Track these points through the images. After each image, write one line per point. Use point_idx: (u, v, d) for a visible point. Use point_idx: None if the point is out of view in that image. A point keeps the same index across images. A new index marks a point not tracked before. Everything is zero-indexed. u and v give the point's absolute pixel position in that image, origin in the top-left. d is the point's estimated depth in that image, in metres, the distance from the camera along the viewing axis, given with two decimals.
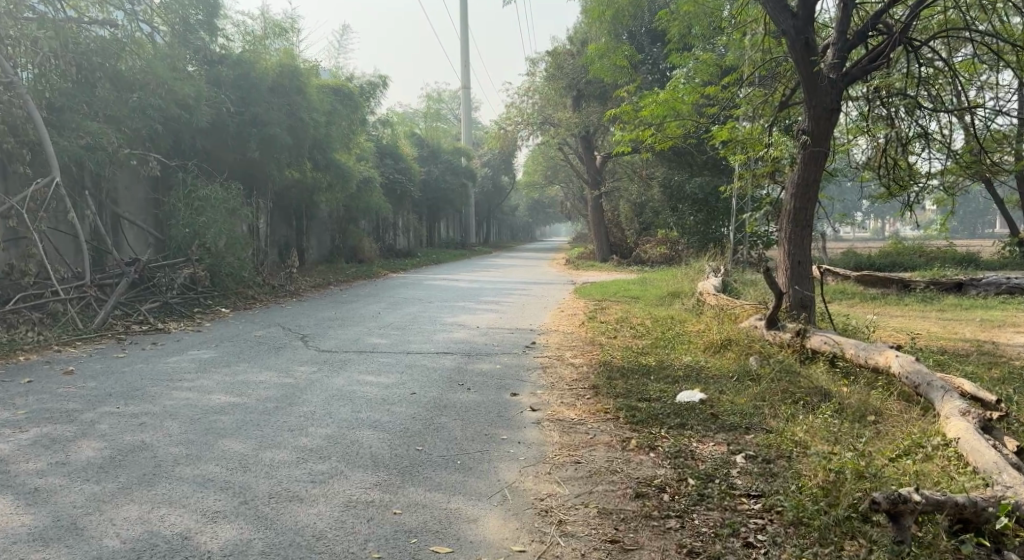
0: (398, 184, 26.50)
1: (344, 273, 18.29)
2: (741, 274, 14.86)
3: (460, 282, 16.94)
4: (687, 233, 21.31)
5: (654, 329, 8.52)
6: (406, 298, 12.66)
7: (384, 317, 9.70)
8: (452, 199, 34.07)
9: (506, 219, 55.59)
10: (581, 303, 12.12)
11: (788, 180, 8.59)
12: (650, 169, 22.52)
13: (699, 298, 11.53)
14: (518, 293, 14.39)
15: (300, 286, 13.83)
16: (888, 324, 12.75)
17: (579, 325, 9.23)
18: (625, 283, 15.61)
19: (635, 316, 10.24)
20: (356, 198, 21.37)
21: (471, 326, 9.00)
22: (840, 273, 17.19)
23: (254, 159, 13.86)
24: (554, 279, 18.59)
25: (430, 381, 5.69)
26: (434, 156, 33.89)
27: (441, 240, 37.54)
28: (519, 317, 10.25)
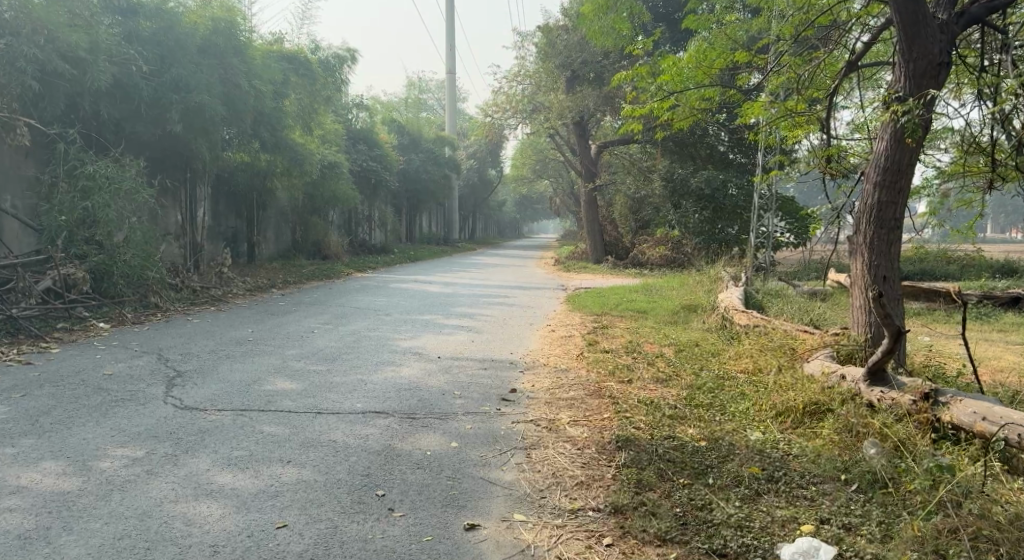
0: (372, 173, 23.96)
1: (299, 271, 15.78)
2: (765, 285, 12.50)
3: (432, 286, 14.47)
4: (692, 233, 18.96)
5: (685, 368, 6.15)
6: (357, 307, 10.19)
7: (316, 340, 7.22)
8: (434, 191, 31.58)
9: (492, 214, 52.95)
10: (579, 320, 9.69)
11: (868, 163, 6.32)
12: (653, 161, 20.14)
13: (727, 316, 9.13)
14: (499, 302, 11.97)
15: (232, 288, 11.34)
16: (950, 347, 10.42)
17: (577, 356, 6.81)
18: (626, 291, 13.24)
19: (651, 342, 7.85)
20: (320, 186, 18.82)
21: (428, 358, 6.54)
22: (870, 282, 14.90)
23: (178, 134, 11.31)
24: (541, 283, 16.23)
25: (325, 487, 3.25)
26: (415, 144, 31.35)
27: (421, 235, 35.00)
28: (497, 340, 7.80)
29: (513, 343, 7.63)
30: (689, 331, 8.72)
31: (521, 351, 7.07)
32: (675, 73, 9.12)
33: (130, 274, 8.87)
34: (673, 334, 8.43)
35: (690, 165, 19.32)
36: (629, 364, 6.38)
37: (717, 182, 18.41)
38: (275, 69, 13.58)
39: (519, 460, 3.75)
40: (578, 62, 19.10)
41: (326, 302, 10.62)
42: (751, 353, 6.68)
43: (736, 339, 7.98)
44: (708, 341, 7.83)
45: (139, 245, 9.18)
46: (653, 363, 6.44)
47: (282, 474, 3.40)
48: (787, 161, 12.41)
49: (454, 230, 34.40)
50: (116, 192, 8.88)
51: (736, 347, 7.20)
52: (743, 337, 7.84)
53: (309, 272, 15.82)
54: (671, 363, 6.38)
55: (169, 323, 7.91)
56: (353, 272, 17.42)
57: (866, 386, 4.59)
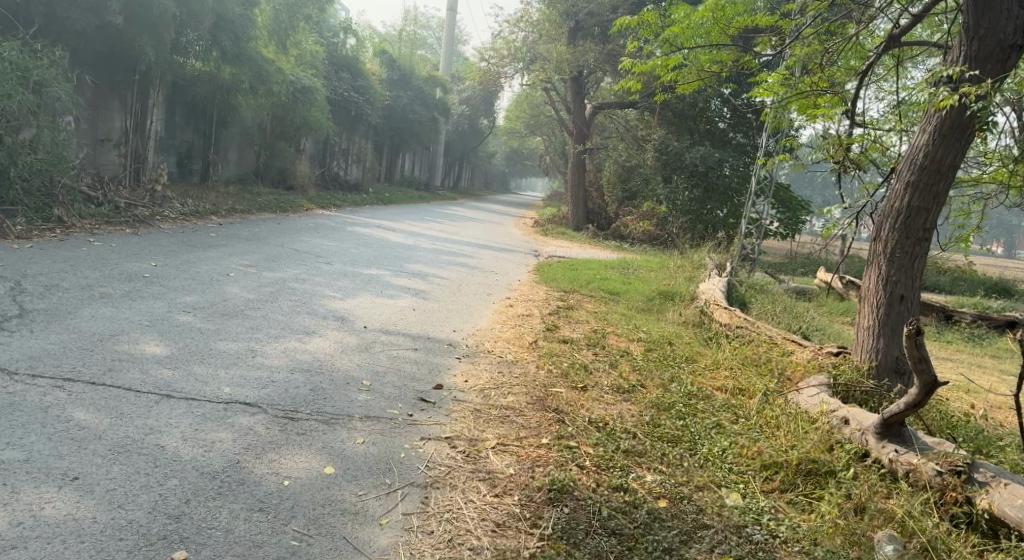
0: (352, 104, 22.48)
1: (252, 200, 14.52)
2: (748, 278, 11.52)
3: (392, 233, 13.27)
4: (680, 211, 17.88)
5: (654, 377, 5.09)
6: (297, 250, 9.00)
7: (225, 287, 6.09)
8: (419, 132, 30.08)
9: (481, 164, 51.34)
10: (544, 296, 8.63)
11: (905, 156, 5.17)
12: (649, 129, 18.95)
13: (709, 313, 8.09)
14: (460, 261, 10.88)
15: (161, 211, 10.17)
16: (952, 364, 9.39)
17: (526, 345, 5.72)
18: (600, 266, 12.20)
19: (620, 335, 6.81)
20: (290, 110, 17.41)
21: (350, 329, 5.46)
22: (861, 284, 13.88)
23: (117, 25, 10.07)
24: (513, 246, 15.11)
25: (81, 543, 2.30)
26: (404, 80, 29.70)
27: (401, 178, 33.57)
28: (443, 312, 6.70)
29: (460, 318, 6.54)
30: (663, 325, 7.71)
31: (465, 331, 6.00)
32: (685, 28, 7.95)
33: (29, 179, 7.82)
34: (647, 327, 7.38)
35: (686, 139, 18.17)
36: (588, 363, 5.30)
37: (712, 160, 17.31)
38: None
39: (409, 510, 2.73)
40: (582, 12, 17.81)
41: (265, 239, 9.42)
42: (732, 365, 5.64)
43: (716, 343, 6.95)
44: (685, 342, 6.79)
45: (46, 148, 8.04)
46: (615, 365, 5.38)
47: (41, 507, 2.42)
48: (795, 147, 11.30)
49: (437, 176, 32.95)
50: (22, 81, 7.72)
51: (715, 354, 6.17)
52: (726, 342, 6.81)
53: (263, 202, 14.57)
54: (638, 369, 5.32)
55: (60, 244, 6.78)
56: (314, 208, 16.14)
57: (877, 442, 3.57)
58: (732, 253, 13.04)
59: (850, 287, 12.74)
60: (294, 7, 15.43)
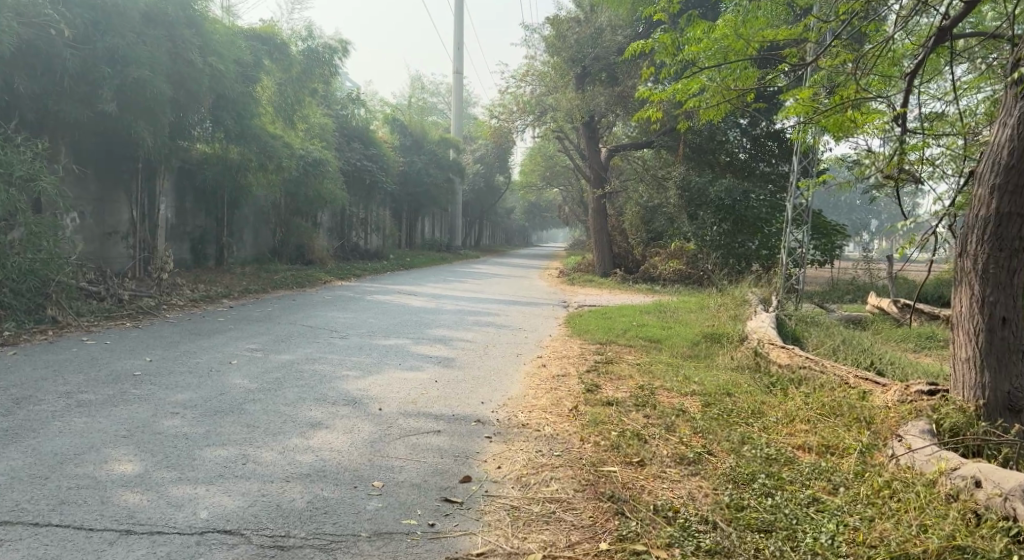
0: (367, 173, 22.17)
1: (268, 278, 14.06)
2: (798, 311, 10.71)
3: (415, 299, 12.68)
4: (709, 246, 17.17)
5: (721, 441, 4.35)
6: (312, 326, 8.40)
7: (225, 378, 5.45)
8: (436, 195, 29.79)
9: (501, 221, 51.06)
10: (580, 352, 7.87)
11: (989, 151, 4.37)
12: (668, 167, 18.36)
13: (766, 355, 7.32)
14: (487, 322, 10.22)
15: (169, 299, 9.68)
16: None
17: (564, 415, 4.95)
18: (636, 311, 11.47)
19: (670, 391, 6.02)
20: (303, 185, 17.11)
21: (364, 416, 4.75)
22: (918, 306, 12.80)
23: (112, 114, 9.78)
24: (541, 299, 14.40)
25: None
26: (417, 146, 29.54)
27: (422, 242, 33.21)
28: (470, 382, 5.98)
29: (490, 387, 5.81)
30: (718, 373, 6.93)
31: (495, 402, 5.27)
32: (702, 47, 7.29)
33: (20, 282, 7.36)
34: (701, 379, 6.58)
35: (709, 173, 17.56)
36: (640, 430, 4.53)
37: (738, 193, 16.91)
38: (240, 49, 12.12)
39: None
40: (588, 58, 17.41)
41: (277, 318, 8.83)
42: (809, 418, 4.86)
43: (780, 391, 6.13)
44: (747, 393, 5.97)
45: (38, 247, 7.61)
46: (671, 430, 4.62)
47: None
48: (833, 166, 10.61)
49: (457, 237, 32.50)
50: (6, 181, 7.33)
51: (785, 404, 5.37)
52: (793, 391, 5.99)
53: (280, 279, 14.11)
54: (699, 433, 4.57)
55: (49, 347, 6.26)
56: (333, 280, 15.64)
57: None
58: (774, 287, 12.19)
59: (905, 310, 12.04)
60: (300, 82, 15.27)
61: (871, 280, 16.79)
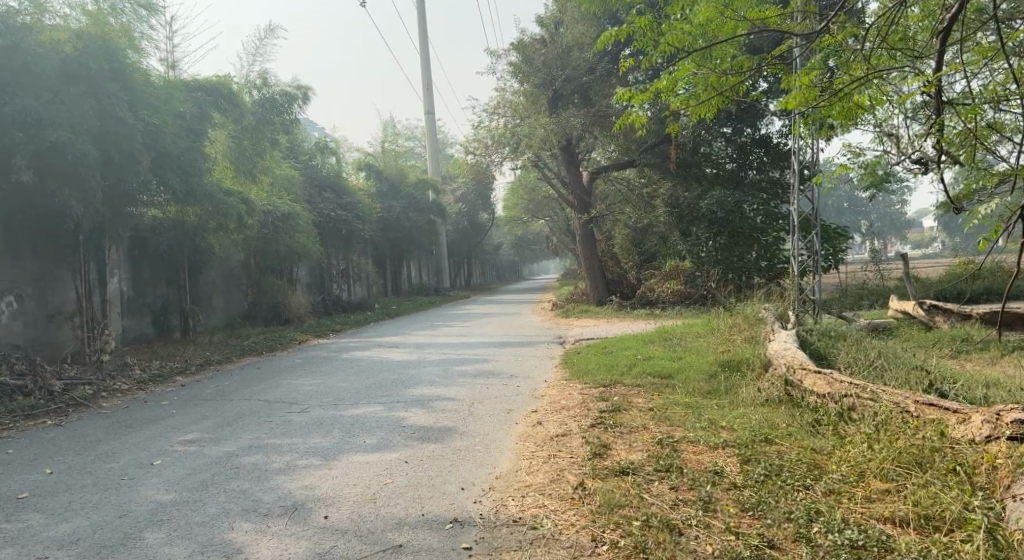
0: (342, 223, 21.08)
1: (236, 345, 12.87)
2: (819, 327, 9.64)
3: (396, 352, 11.55)
4: (707, 263, 16.23)
5: (784, 523, 3.36)
6: (269, 400, 7.25)
7: (136, 490, 4.32)
8: (418, 239, 28.70)
9: (489, 258, 49.94)
10: (582, 401, 6.70)
11: None
12: (655, 185, 17.44)
13: (801, 384, 6.23)
14: (476, 372, 9.06)
15: (111, 383, 8.54)
16: None
17: (565, 498, 3.80)
18: (640, 342, 10.33)
19: (697, 442, 4.88)
20: (272, 241, 16.01)
21: (304, 536, 3.55)
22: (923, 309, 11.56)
23: (29, 185, 8.78)
24: (535, 337, 13.20)
25: None
26: (394, 191, 28.51)
27: (410, 287, 32.07)
28: (451, 457, 4.80)
29: (475, 462, 4.65)
30: (750, 412, 5.80)
31: (478, 486, 4.14)
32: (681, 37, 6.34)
33: None
34: (730, 423, 5.45)
35: (697, 188, 16.52)
36: (674, 516, 3.48)
37: (730, 203, 15.75)
38: (179, 102, 11.11)
39: None
40: (560, 80, 16.51)
41: (232, 394, 7.66)
42: (886, 474, 3.84)
43: (831, 432, 5.04)
44: (794, 441, 4.85)
45: None
46: (711, 505, 3.56)
47: None
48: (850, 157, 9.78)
49: (444, 279, 31.37)
50: None
51: (847, 453, 4.32)
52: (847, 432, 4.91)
53: (248, 344, 12.91)
54: (746, 509, 3.51)
55: None
56: (309, 338, 14.51)
57: None
58: (790, 299, 11.01)
59: (933, 312, 11.23)
60: (257, 132, 14.22)
61: (882, 283, 15.75)
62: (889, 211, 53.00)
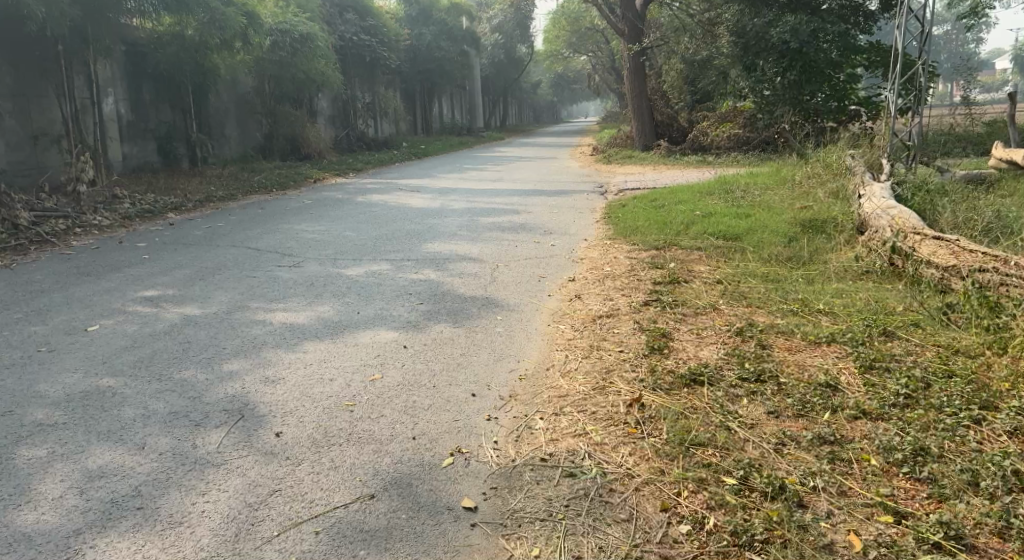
0: (366, 50, 19.28)
1: (245, 179, 11.64)
2: (916, 179, 8.14)
3: (420, 195, 10.36)
4: (774, 103, 14.32)
5: (961, 494, 2.23)
6: (260, 247, 6.11)
7: (46, 371, 3.23)
8: (451, 72, 26.57)
9: (525, 97, 47.48)
10: (630, 269, 5.45)
11: None
12: (717, 11, 15.26)
13: (923, 258, 4.94)
14: (506, 224, 7.85)
15: (89, 217, 7.44)
16: None
17: (620, 423, 2.70)
18: (695, 192, 8.92)
19: (789, 335, 3.71)
20: (287, 66, 14.41)
21: (237, 470, 2.45)
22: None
23: None
24: (575, 185, 11.76)
25: None
26: (425, 16, 26.15)
27: (441, 125, 30.41)
28: (465, 345, 3.65)
29: (494, 353, 3.54)
30: (853, 293, 4.56)
31: (499, 391, 3.06)
32: None
33: None
34: (827, 306, 4.27)
35: (768, 13, 14.27)
36: (787, 471, 2.36)
37: (806, 33, 13.56)
38: None
39: None
40: None
41: (220, 238, 6.53)
42: None
43: (973, 324, 3.82)
44: (925, 335, 3.65)
45: None
46: (838, 453, 2.45)
47: None
48: None
49: (478, 118, 29.61)
50: None
51: (1016, 366, 3.13)
52: (999, 327, 3.70)
53: (259, 179, 11.69)
54: (898, 465, 2.37)
55: None
56: (328, 175, 13.33)
57: None
58: (878, 147, 9.33)
59: None
60: None
61: (972, 132, 13.94)
62: (962, 53, 48.80)
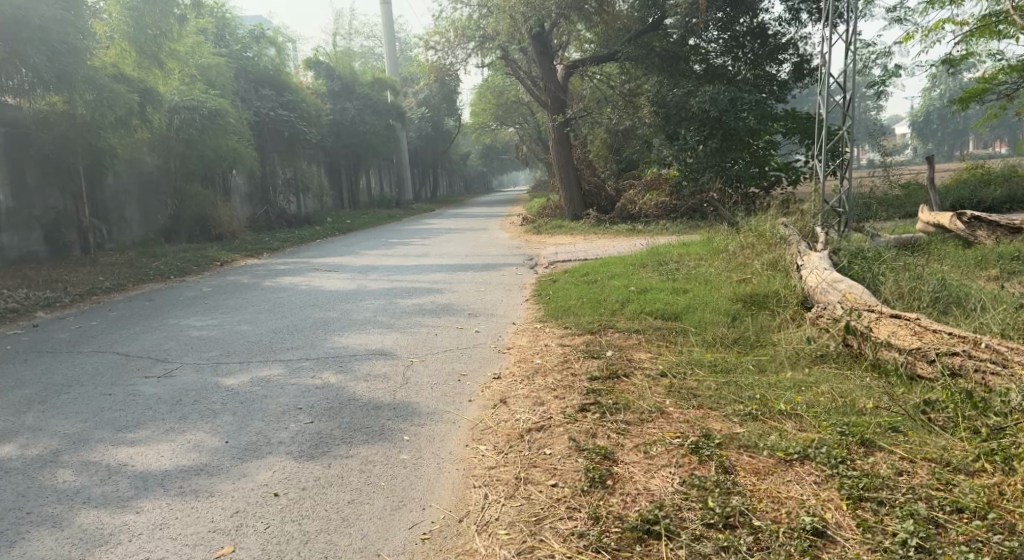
0: (285, 125, 18.65)
1: (142, 265, 10.69)
2: (853, 246, 7.85)
3: (336, 276, 9.61)
4: (697, 171, 14.21)
5: None
6: (130, 352, 5.23)
7: None
8: (376, 145, 26.10)
9: (454, 169, 47.44)
10: (563, 361, 4.77)
11: None
12: (637, 82, 15.26)
13: (885, 341, 4.41)
14: (428, 307, 7.16)
15: None
16: None
17: None
18: (629, 265, 8.43)
19: (754, 450, 3.08)
20: (194, 144, 13.57)
21: None
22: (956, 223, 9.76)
23: None
24: (501, 259, 11.20)
25: None
26: (348, 91, 25.77)
27: (368, 198, 29.77)
28: (356, 489, 2.91)
29: (393, 498, 2.86)
30: (819, 386, 3.97)
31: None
32: None
33: None
34: (792, 405, 3.65)
35: (687, 83, 14.26)
36: None
37: (725, 101, 13.44)
38: None
39: None
40: None
41: (87, 341, 5.63)
42: None
43: (962, 427, 3.28)
44: (911, 444, 3.11)
45: None
46: None
47: None
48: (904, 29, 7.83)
49: (406, 190, 29.10)
50: None
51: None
52: (994, 432, 3.19)
53: (158, 264, 10.74)
54: None
55: None
56: (239, 256, 12.46)
57: None
58: (808, 214, 9.11)
59: (974, 224, 9.54)
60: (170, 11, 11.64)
61: (892, 195, 14.10)
62: (868, 120, 51.42)
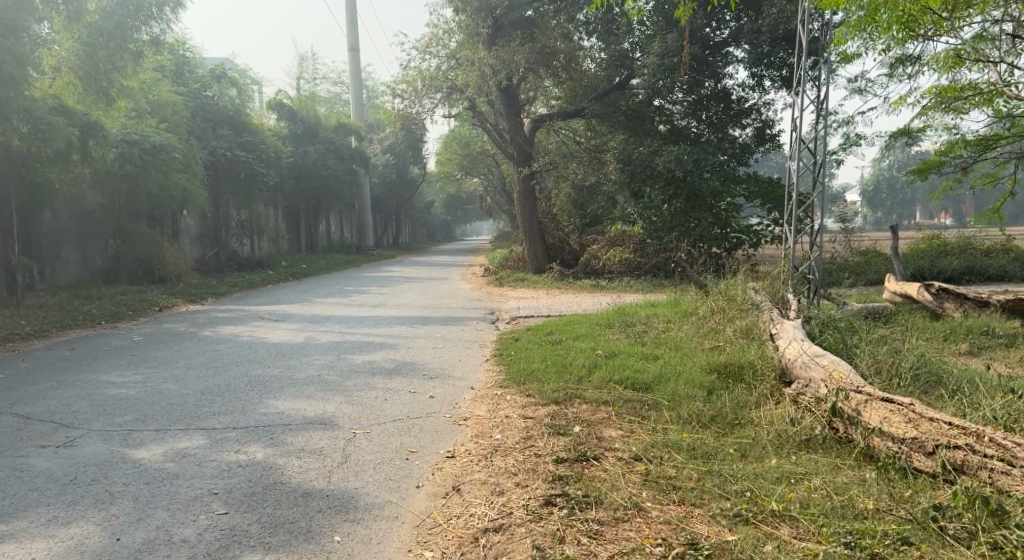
0: (242, 166, 18.06)
1: (74, 308, 10.00)
2: (826, 315, 7.57)
3: (283, 327, 9.01)
4: (662, 231, 14.01)
5: None
6: (35, 411, 4.62)
7: None
8: (337, 190, 25.60)
9: (417, 217, 47.03)
10: (525, 438, 4.25)
11: None
12: (604, 139, 15.12)
13: (879, 428, 3.99)
14: (380, 365, 6.60)
15: None
16: None
17: None
18: (596, 326, 8.02)
19: None
20: (139, 181, 12.82)
21: None
22: (925, 293, 9.52)
23: None
24: (461, 313, 10.71)
25: None
26: (311, 135, 25.33)
27: (327, 243, 29.14)
28: None
29: None
30: (812, 478, 3.54)
31: None
32: None
33: None
34: (788, 506, 3.25)
35: (653, 142, 14.07)
36: None
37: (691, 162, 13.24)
38: None
39: None
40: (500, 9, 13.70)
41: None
42: None
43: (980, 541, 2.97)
44: None
45: None
46: None
47: None
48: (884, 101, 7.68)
49: (368, 236, 28.53)
50: None
51: None
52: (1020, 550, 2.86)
53: (91, 308, 10.04)
54: None
55: None
56: (183, 301, 11.78)
57: None
58: (778, 281, 8.85)
59: (942, 295, 9.33)
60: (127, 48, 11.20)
61: (854, 261, 14.06)
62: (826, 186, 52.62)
